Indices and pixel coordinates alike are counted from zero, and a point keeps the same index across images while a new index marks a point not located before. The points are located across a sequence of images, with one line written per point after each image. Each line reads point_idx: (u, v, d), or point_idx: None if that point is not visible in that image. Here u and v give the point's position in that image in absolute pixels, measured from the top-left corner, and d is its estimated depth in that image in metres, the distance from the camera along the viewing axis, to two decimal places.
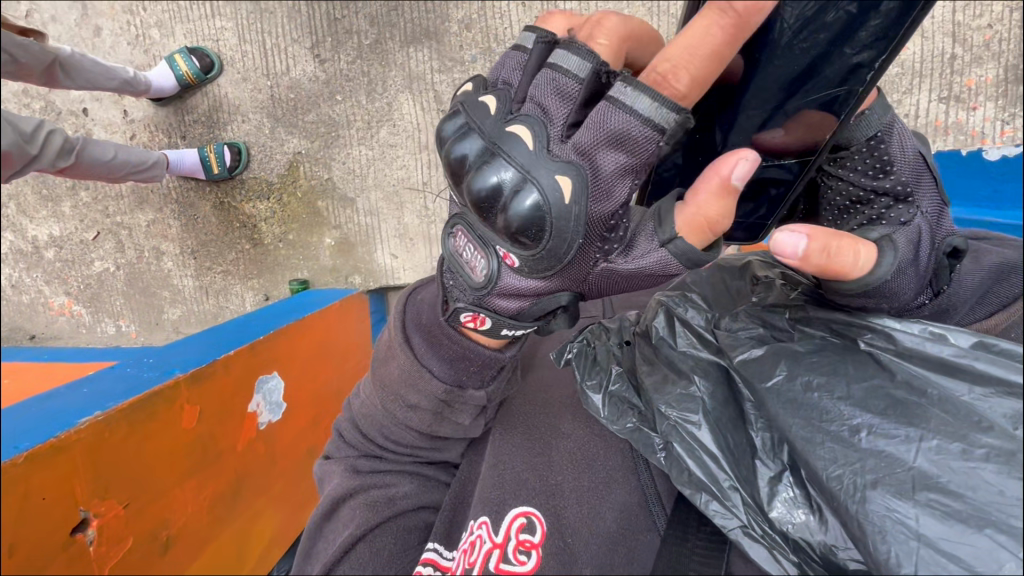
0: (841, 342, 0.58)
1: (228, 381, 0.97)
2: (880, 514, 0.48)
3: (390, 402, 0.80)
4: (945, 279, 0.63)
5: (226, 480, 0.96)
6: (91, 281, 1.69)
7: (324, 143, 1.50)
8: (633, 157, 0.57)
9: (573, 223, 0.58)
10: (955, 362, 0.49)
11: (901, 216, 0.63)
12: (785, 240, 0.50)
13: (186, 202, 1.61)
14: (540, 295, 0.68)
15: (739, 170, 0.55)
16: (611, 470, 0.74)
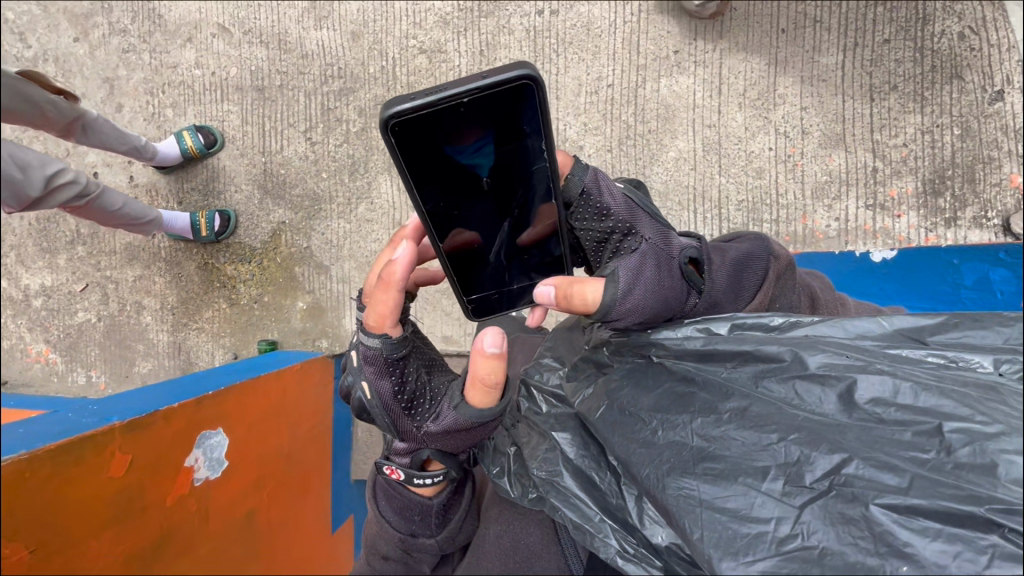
0: (638, 360, 0.72)
1: (163, 434, 1.02)
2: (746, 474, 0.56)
3: (370, 560, 0.82)
4: (697, 282, 0.73)
5: (152, 533, 0.95)
6: (72, 331, 1.77)
7: (306, 216, 1.63)
8: (381, 363, 0.69)
9: (376, 414, 0.70)
10: (706, 348, 0.66)
11: (630, 246, 0.74)
12: (540, 290, 0.74)
13: (174, 260, 1.71)
14: (413, 453, 0.75)
15: (490, 342, 0.62)
16: (532, 546, 0.80)
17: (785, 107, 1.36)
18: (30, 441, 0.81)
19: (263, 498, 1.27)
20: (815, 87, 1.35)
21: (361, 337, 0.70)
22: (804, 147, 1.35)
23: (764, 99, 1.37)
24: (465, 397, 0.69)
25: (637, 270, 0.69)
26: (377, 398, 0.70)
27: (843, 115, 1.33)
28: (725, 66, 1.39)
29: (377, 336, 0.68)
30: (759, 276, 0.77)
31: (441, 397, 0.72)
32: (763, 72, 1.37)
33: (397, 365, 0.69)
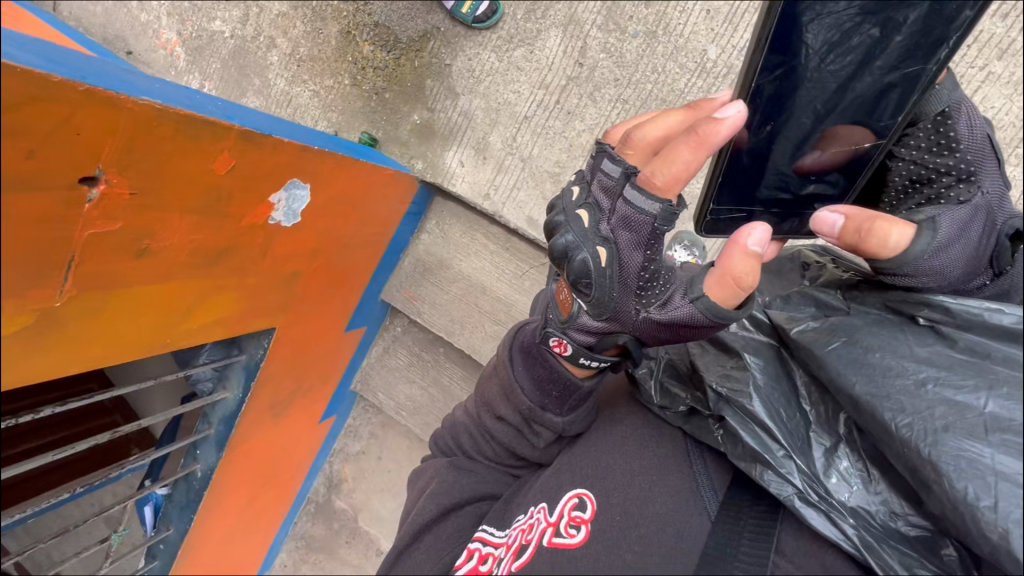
0: (898, 317, 0.62)
1: (269, 163, 1.02)
2: (952, 454, 0.51)
3: (485, 416, 0.91)
4: (1007, 261, 0.66)
5: (218, 239, 1.00)
6: (203, 36, 1.78)
7: (464, 32, 1.53)
8: (641, 233, 0.65)
9: (608, 284, 0.68)
10: (1017, 328, 0.52)
11: (961, 194, 0.69)
12: (823, 216, 0.64)
13: (320, 14, 1.66)
14: (604, 334, 0.74)
15: (755, 238, 0.59)
16: (665, 454, 0.73)
17: (1015, 168, 1.17)
18: (164, 97, 0.80)
19: (309, 266, 1.32)
20: None
21: (634, 202, 0.64)
22: None
23: (998, 148, 1.17)
24: (705, 291, 0.65)
25: (961, 226, 0.64)
26: (614, 264, 0.67)
27: None
28: (981, 91, 1.17)
29: (659, 201, 0.62)
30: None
31: (667, 289, 0.69)
32: (1017, 119, 1.16)
33: (655, 243, 0.65)
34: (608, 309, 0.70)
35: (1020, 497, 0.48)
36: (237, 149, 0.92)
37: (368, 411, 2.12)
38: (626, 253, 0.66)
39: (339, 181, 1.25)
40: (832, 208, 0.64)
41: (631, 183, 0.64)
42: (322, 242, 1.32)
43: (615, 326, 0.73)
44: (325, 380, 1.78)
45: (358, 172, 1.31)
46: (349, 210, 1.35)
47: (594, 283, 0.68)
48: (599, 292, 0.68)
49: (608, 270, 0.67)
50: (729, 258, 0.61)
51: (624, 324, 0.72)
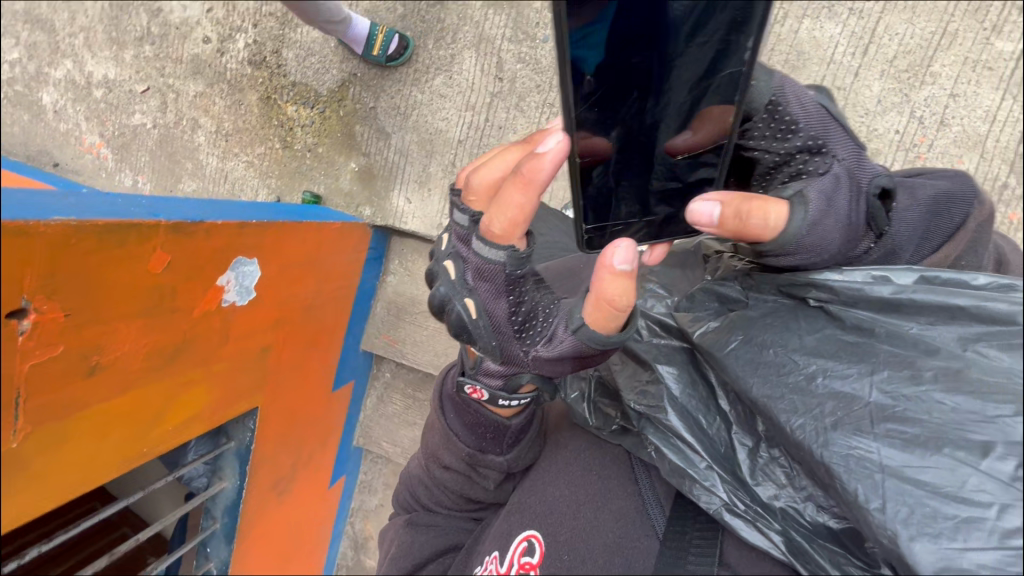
0: (791, 301, 0.68)
1: (208, 248, 1.01)
2: (844, 454, 0.56)
3: (431, 467, 0.87)
4: (884, 220, 0.69)
5: (172, 336, 0.98)
6: (126, 131, 1.76)
7: (381, 74, 1.54)
8: (499, 279, 0.64)
9: (486, 334, 0.67)
10: (894, 299, 0.59)
11: (819, 166, 0.71)
12: (699, 208, 0.63)
13: (237, 85, 1.65)
14: (508, 376, 0.73)
15: (620, 257, 0.57)
16: (608, 481, 0.77)
17: (932, 87, 1.19)
18: (80, 211, 0.79)
19: (278, 337, 1.30)
20: (975, 74, 1.17)
21: (478, 250, 0.63)
22: (932, 138, 1.20)
23: (911, 71, 1.20)
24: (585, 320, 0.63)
25: (830, 195, 0.65)
26: (485, 315, 0.66)
27: (994, 114, 1.17)
28: (880, 22, 1.20)
29: (504, 248, 0.61)
30: (954, 220, 0.74)
31: (552, 322, 0.68)
32: (922, 39, 1.19)
33: (516, 285, 0.65)
34: (499, 356, 0.70)
35: (907, 491, 0.53)
36: (169, 244, 0.91)
37: (377, 462, 2.07)
38: (493, 303, 0.65)
39: (287, 245, 1.24)
40: (703, 199, 0.63)
41: (476, 236, 0.63)
42: (285, 310, 1.30)
43: (513, 369, 0.72)
44: (324, 443, 1.74)
45: (306, 232, 1.30)
46: (306, 271, 1.33)
47: (474, 335, 0.67)
48: (483, 342, 0.68)
49: (482, 321, 0.66)
50: (601, 285, 0.60)
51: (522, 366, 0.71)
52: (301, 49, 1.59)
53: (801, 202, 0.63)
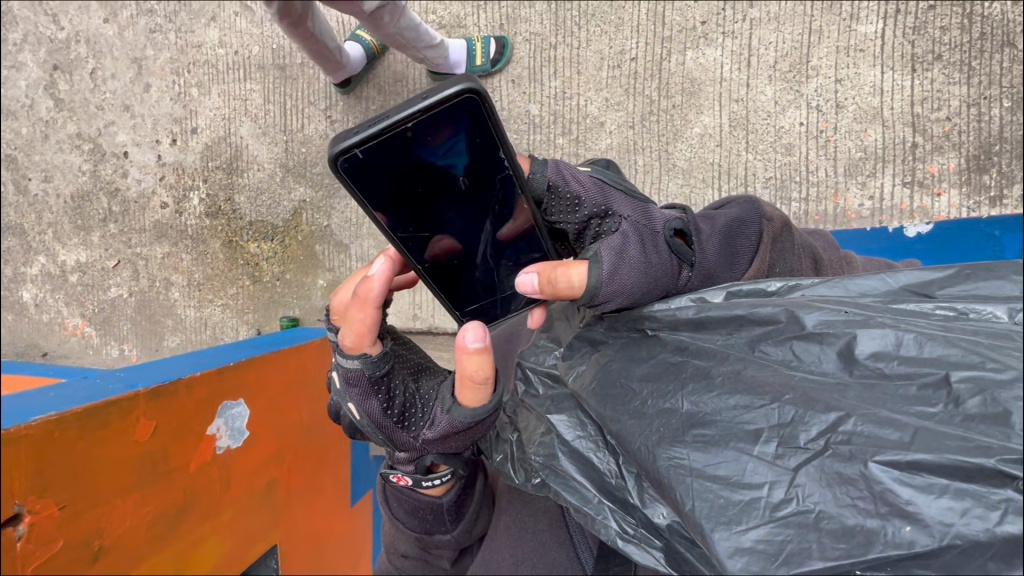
0: (634, 335, 0.73)
1: (189, 403, 1.04)
2: (677, 464, 0.59)
3: (394, 558, 0.90)
4: (689, 253, 0.74)
5: (172, 499, 0.99)
6: (105, 306, 1.84)
7: (326, 193, 1.64)
8: (365, 384, 0.70)
9: (374, 433, 0.72)
10: (698, 317, 0.68)
11: (610, 228, 0.75)
12: (521, 281, 0.70)
13: (199, 238, 1.75)
14: (416, 460, 0.76)
15: (471, 337, 0.65)
16: (542, 537, 0.91)
17: (819, 78, 1.29)
18: (54, 406, 0.82)
19: (282, 467, 1.31)
20: (852, 58, 1.28)
21: (341, 361, 0.71)
22: (836, 123, 1.29)
23: (796, 70, 1.30)
24: (459, 400, 0.69)
25: (621, 250, 0.71)
26: (365, 416, 0.71)
27: (881, 86, 1.26)
28: (753, 36, 1.32)
29: (358, 356, 0.70)
30: (752, 239, 0.78)
31: (433, 404, 0.73)
32: (797, 41, 1.30)
33: (381, 383, 0.71)
34: (397, 448, 0.75)
35: (715, 492, 0.56)
36: (148, 411, 0.94)
37: None
38: (369, 403, 0.70)
39: (271, 375, 1.28)
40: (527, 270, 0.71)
41: (339, 352, 0.71)
42: (283, 438, 1.31)
43: (416, 456, 0.76)
44: (357, 564, 1.68)
45: (286, 357, 1.34)
46: (295, 394, 1.36)
47: (369, 435, 0.72)
48: (376, 440, 0.73)
49: (367, 422, 0.71)
50: (462, 363, 0.66)
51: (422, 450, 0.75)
52: (251, 191, 1.70)
53: (596, 261, 0.70)
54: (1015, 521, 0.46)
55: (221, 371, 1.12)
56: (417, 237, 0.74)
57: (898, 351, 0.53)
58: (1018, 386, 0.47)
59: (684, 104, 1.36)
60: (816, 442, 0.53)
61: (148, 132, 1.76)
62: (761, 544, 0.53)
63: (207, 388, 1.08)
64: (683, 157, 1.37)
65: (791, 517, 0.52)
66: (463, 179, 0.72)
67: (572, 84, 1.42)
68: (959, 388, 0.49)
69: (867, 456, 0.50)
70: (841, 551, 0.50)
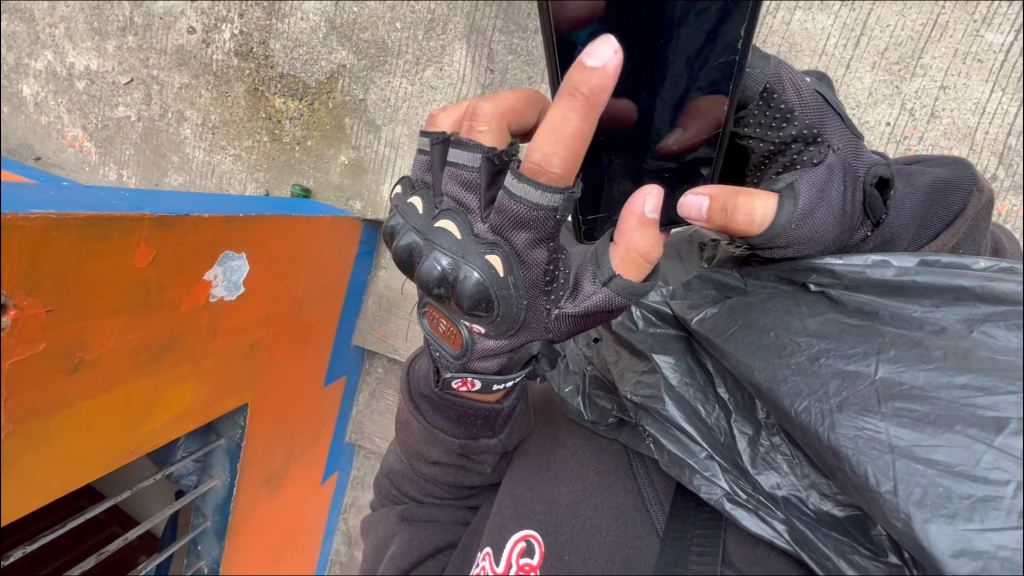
0: (791, 287, 0.67)
1: (194, 241, 0.99)
2: (851, 435, 0.56)
3: (417, 464, 0.90)
4: (881, 210, 0.69)
5: (158, 331, 0.96)
6: (109, 124, 1.73)
7: (369, 64, 1.52)
8: (541, 227, 0.63)
9: (518, 289, 0.66)
10: (897, 282, 0.59)
11: (813, 156, 0.70)
12: (689, 201, 0.63)
13: (223, 77, 1.62)
14: (515, 345, 0.73)
15: (650, 205, 0.61)
16: (606, 479, 0.80)
17: (925, 80, 1.19)
18: (57, 205, 0.76)
19: (268, 331, 1.29)
20: (966, 66, 1.17)
21: (514, 192, 0.61)
22: (923, 133, 1.21)
23: (903, 65, 1.20)
24: (617, 269, 0.66)
25: (824, 185, 0.65)
26: (520, 266, 0.65)
27: (983, 106, 1.17)
28: (871, 14, 1.20)
29: (562, 193, 0.60)
30: (954, 208, 0.73)
31: (577, 275, 0.70)
32: (915, 33, 1.19)
33: (553, 232, 0.65)
34: (519, 318, 0.68)
35: (917, 471, 0.52)
36: (150, 238, 0.89)
37: (370, 458, 2.02)
38: (532, 247, 0.65)
39: (277, 240, 1.23)
40: (693, 192, 0.63)
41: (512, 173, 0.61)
42: (275, 303, 1.28)
43: (542, 327, 0.72)
44: (317, 438, 1.72)
45: (296, 225, 1.28)
46: (296, 265, 1.32)
47: (513, 288, 0.65)
48: (513, 298, 0.66)
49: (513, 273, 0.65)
50: (630, 236, 0.63)
51: (535, 322, 0.71)
52: (288, 40, 1.56)
53: (790, 197, 0.63)
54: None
55: (231, 219, 1.07)
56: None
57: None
58: None
59: None
60: None
61: None
62: None
63: (214, 232, 1.02)
64: None
65: None
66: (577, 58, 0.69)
67: None
68: None
69: None
70: None
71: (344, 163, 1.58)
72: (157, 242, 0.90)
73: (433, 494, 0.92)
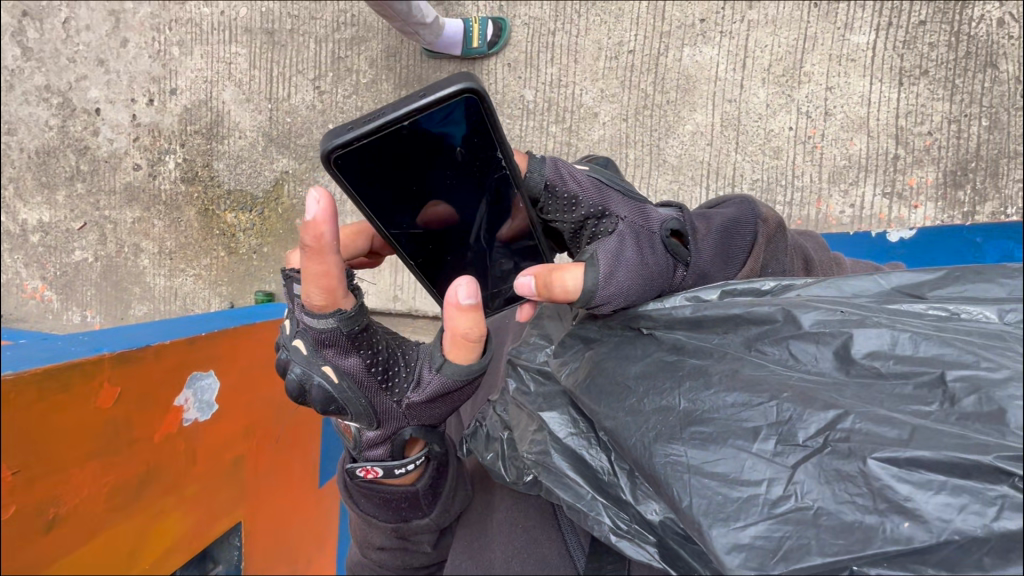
0: (632, 333, 0.73)
1: (158, 371, 1.01)
2: (666, 461, 0.60)
3: (365, 551, 0.87)
4: (683, 255, 0.77)
5: (134, 468, 0.95)
6: (68, 269, 1.76)
7: (310, 167, 1.60)
8: (342, 341, 0.68)
9: (354, 396, 0.70)
10: (695, 316, 0.69)
11: (607, 227, 0.78)
12: (521, 283, 0.75)
13: (173, 205, 1.68)
14: (389, 438, 0.76)
15: (463, 292, 0.66)
16: (534, 534, 0.85)
17: (810, 86, 1.31)
18: (16, 365, 0.78)
19: (252, 442, 1.28)
20: (843, 67, 1.30)
21: (309, 322, 0.67)
22: (823, 131, 1.31)
23: (788, 77, 1.32)
24: (449, 357, 0.70)
25: (617, 253, 0.73)
26: (345, 377, 0.69)
27: (869, 97, 1.29)
28: (748, 39, 1.34)
29: (333, 314, 0.66)
30: (747, 239, 0.80)
31: (419, 366, 0.74)
32: (791, 49, 1.32)
33: (360, 339, 0.70)
34: (375, 416, 0.72)
35: None
36: (112, 378, 0.90)
37: None
38: (346, 359, 0.69)
39: (244, 351, 1.24)
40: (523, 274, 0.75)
41: (305, 310, 0.67)
42: (253, 413, 1.28)
43: (401, 422, 0.75)
44: (321, 544, 1.65)
45: (262, 331, 1.30)
46: (268, 371, 1.33)
47: (345, 400, 0.69)
48: (349, 407, 0.70)
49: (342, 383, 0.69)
50: (453, 322, 0.67)
51: (392, 420, 0.74)
52: (231, 159, 1.64)
53: (591, 265, 0.72)
54: (1012, 517, 0.46)
55: (193, 341, 1.09)
56: (408, 221, 0.75)
57: (894, 350, 0.54)
58: (1012, 385, 0.48)
59: (679, 102, 1.37)
60: (815, 439, 0.53)
61: (123, 89, 1.68)
62: (758, 540, 0.53)
63: (177, 358, 1.04)
64: (674, 153, 1.38)
65: (790, 513, 0.53)
66: (461, 150, 0.70)
67: (567, 72, 1.41)
68: (954, 386, 0.50)
69: (866, 453, 0.51)
70: (839, 546, 0.50)
71: None
72: (120, 380, 0.92)
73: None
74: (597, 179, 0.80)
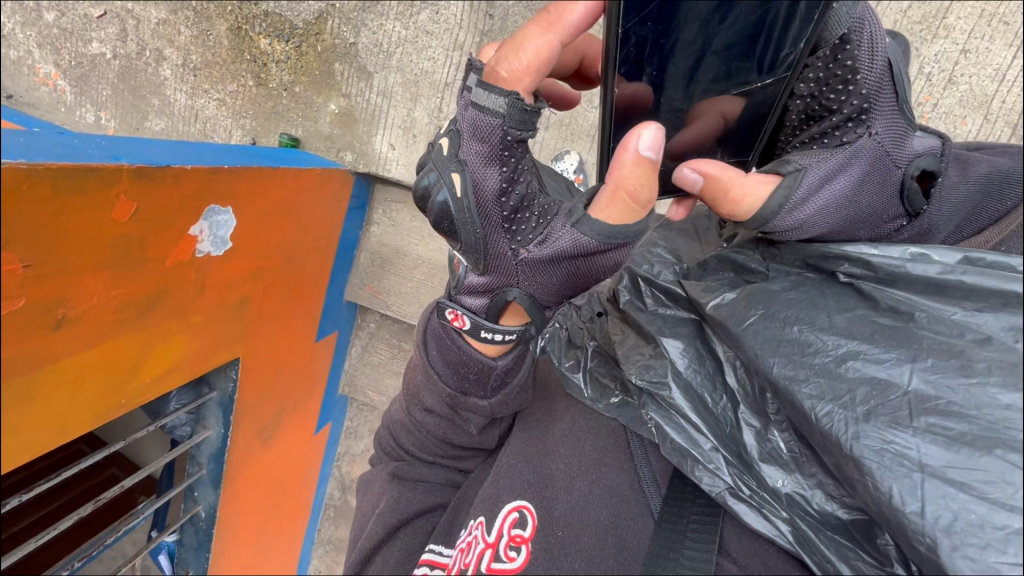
0: (818, 276, 0.65)
1: (177, 197, 0.95)
2: (876, 448, 0.54)
3: (414, 410, 0.93)
4: (920, 201, 0.67)
5: (144, 288, 0.94)
6: (84, 61, 1.63)
7: (361, 4, 1.42)
8: (494, 147, 0.62)
9: (474, 224, 0.66)
10: (940, 279, 0.56)
11: (850, 134, 0.67)
12: (685, 174, 0.69)
13: (203, 13, 1.52)
14: (493, 291, 0.75)
15: (645, 141, 0.59)
16: (600, 455, 0.80)
17: (944, 44, 1.13)
18: (29, 155, 0.72)
19: (258, 287, 1.26)
20: (990, 29, 1.11)
21: (478, 100, 0.60)
22: (937, 101, 1.16)
23: (925, 27, 1.14)
24: (595, 214, 0.65)
25: None
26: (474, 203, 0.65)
27: (1004, 73, 1.12)
28: None
29: (505, 96, 0.59)
30: (1005, 203, 0.72)
31: (549, 221, 0.69)
32: None
33: (508, 157, 0.64)
34: (483, 256, 0.70)
35: (948, 495, 0.50)
36: (130, 193, 0.85)
37: (363, 410, 2.06)
38: (483, 174, 0.64)
39: (264, 195, 1.18)
40: (686, 168, 0.69)
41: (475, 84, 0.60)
42: (264, 259, 1.25)
43: (510, 275, 0.72)
44: (309, 391, 1.72)
45: (285, 177, 1.23)
46: (284, 219, 1.28)
47: (457, 222, 0.66)
48: (460, 230, 0.67)
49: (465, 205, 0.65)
50: (620, 172, 0.61)
51: (503, 267, 0.72)
52: None
53: (786, 184, 0.65)
54: None
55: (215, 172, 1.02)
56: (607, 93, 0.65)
57: None
58: None
59: None
60: None
61: None
62: None
63: (197, 185, 0.98)
64: None
65: None
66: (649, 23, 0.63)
67: None
68: None
69: None
70: None
71: (333, 114, 1.51)
72: (138, 196, 0.87)
73: (425, 444, 0.95)
74: (896, 71, 0.67)
